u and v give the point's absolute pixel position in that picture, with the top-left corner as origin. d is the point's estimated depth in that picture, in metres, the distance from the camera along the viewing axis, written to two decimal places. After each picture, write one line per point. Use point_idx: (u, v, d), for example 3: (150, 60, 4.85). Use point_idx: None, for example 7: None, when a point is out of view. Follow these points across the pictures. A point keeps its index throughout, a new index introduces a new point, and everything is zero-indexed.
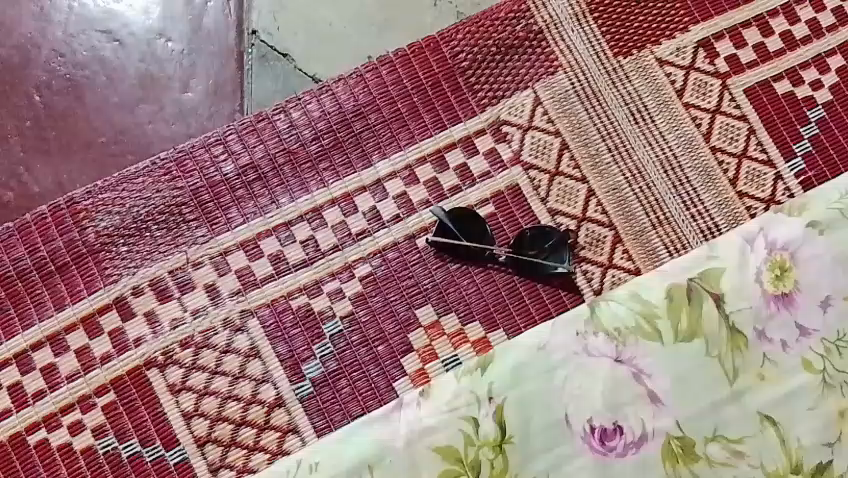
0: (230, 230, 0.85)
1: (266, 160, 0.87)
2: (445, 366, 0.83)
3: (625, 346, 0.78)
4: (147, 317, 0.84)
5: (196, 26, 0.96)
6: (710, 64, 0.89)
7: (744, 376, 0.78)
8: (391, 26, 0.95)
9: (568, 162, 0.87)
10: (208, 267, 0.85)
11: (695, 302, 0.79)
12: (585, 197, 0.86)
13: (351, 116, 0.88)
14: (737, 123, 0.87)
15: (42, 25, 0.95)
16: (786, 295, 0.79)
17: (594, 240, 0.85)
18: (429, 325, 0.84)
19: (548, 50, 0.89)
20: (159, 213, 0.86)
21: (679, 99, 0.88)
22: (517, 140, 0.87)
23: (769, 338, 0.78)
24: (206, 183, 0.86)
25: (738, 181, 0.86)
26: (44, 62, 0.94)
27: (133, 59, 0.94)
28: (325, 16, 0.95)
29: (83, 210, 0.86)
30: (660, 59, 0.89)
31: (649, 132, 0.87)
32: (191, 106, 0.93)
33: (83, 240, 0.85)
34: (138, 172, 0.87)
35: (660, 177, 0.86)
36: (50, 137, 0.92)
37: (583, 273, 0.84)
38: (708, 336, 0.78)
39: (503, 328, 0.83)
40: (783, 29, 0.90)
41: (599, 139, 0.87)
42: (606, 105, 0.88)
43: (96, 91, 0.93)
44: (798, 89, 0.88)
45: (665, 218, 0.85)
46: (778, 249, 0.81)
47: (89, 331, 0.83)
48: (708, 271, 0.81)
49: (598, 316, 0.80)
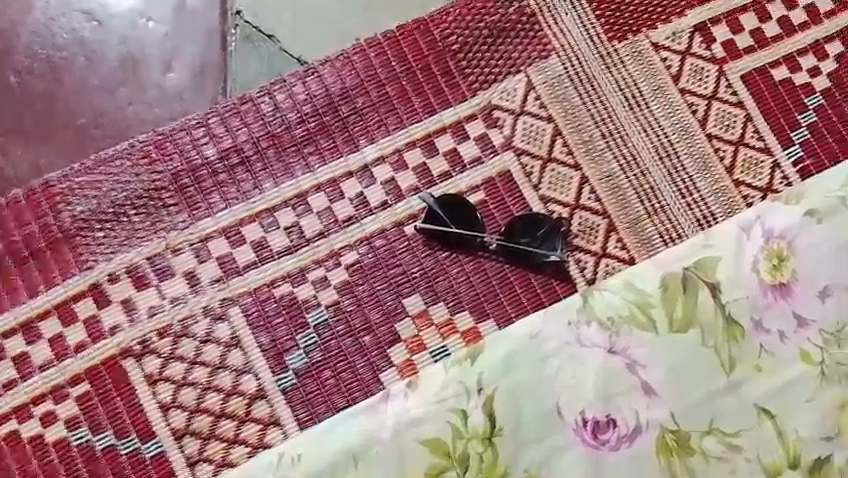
0: (211, 215, 0.82)
1: (250, 143, 0.84)
2: (433, 357, 0.80)
3: (618, 336, 0.76)
4: (124, 304, 0.80)
5: (179, 6, 0.93)
6: (706, 49, 0.87)
7: (741, 367, 0.75)
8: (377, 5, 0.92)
9: (561, 148, 0.84)
10: (188, 254, 0.82)
11: (691, 292, 0.77)
12: (578, 184, 0.84)
13: (338, 99, 0.85)
14: (734, 109, 0.85)
15: (20, 3, 0.92)
16: (783, 285, 0.77)
17: (587, 228, 0.83)
18: (417, 315, 0.81)
19: (541, 34, 0.87)
20: (138, 197, 0.83)
21: (675, 84, 0.86)
22: (509, 125, 0.85)
23: (766, 329, 0.76)
24: (187, 168, 0.84)
25: (735, 168, 0.84)
26: (21, 42, 0.91)
27: (113, 40, 0.91)
28: None
29: (59, 194, 0.83)
30: (655, 44, 0.87)
31: (644, 118, 0.85)
32: (173, 88, 0.90)
33: (58, 224, 0.82)
34: (117, 154, 0.84)
35: (655, 164, 0.84)
36: (26, 118, 0.88)
37: (576, 262, 0.82)
38: (704, 325, 0.76)
39: (494, 318, 0.81)
40: (780, 15, 0.88)
41: (593, 125, 0.85)
42: (600, 91, 0.86)
43: (75, 72, 0.90)
44: (796, 76, 0.87)
45: (660, 206, 0.83)
46: (775, 238, 0.79)
47: (64, 319, 0.80)
48: (704, 260, 0.79)
49: (591, 306, 0.77)
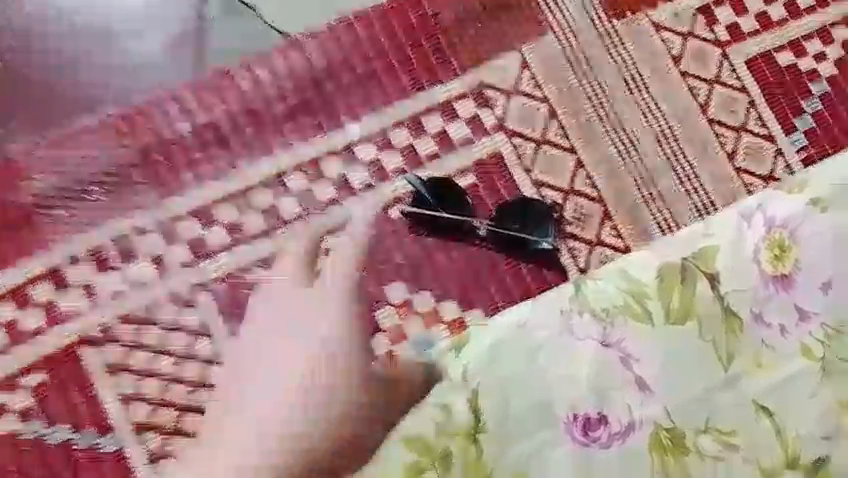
0: (183, 195, 0.78)
1: (226, 119, 0.79)
2: (416, 348, 0.76)
3: (611, 328, 0.72)
4: (88, 288, 0.76)
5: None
6: (710, 31, 0.83)
7: (739, 363, 0.72)
8: None
9: (555, 131, 0.80)
10: (157, 236, 0.77)
11: (689, 283, 0.73)
12: (572, 169, 0.80)
13: (321, 74, 0.81)
14: (737, 94, 0.81)
15: None
16: (785, 276, 0.74)
17: (581, 216, 0.78)
18: (400, 303, 0.77)
19: (536, 11, 0.82)
20: (105, 174, 0.78)
21: (676, 66, 0.82)
22: (500, 106, 0.81)
23: (766, 323, 0.73)
24: (158, 143, 0.79)
25: (737, 156, 0.80)
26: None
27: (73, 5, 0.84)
28: None
29: (20, 169, 0.78)
30: (656, 24, 0.82)
31: (644, 101, 0.81)
32: None
33: (17, 201, 0.77)
34: (83, 129, 0.79)
35: (654, 149, 0.80)
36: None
37: (569, 251, 0.78)
38: (702, 318, 0.72)
39: (481, 307, 0.77)
40: None
41: (590, 107, 0.81)
42: (597, 71, 0.81)
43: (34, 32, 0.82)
44: (801, 61, 0.83)
45: (658, 193, 0.79)
46: (777, 227, 0.75)
47: (24, 301, 0.75)
48: (704, 249, 0.75)
49: (583, 296, 0.74)
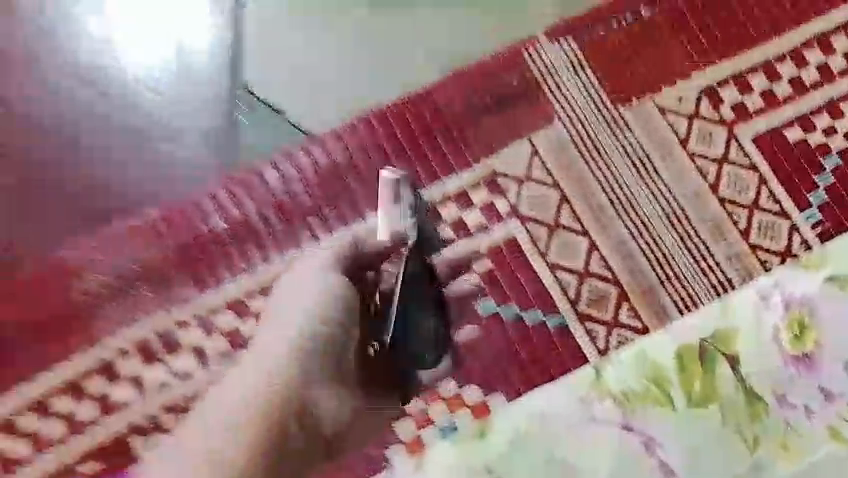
0: (218, 288, 0.83)
1: (257, 216, 0.85)
2: (442, 433, 0.79)
3: (633, 413, 0.72)
4: (134, 381, 0.81)
5: (175, 63, 0.88)
6: (715, 112, 0.85)
7: (766, 446, 0.71)
8: (368, 50, 0.88)
9: (567, 215, 0.83)
10: (195, 328, 0.82)
11: (709, 366, 0.73)
12: (587, 252, 0.82)
13: (343, 169, 0.85)
14: (746, 172, 0.83)
15: (24, 69, 0.87)
16: (806, 357, 0.74)
17: (597, 297, 0.81)
18: (476, 407, 0.80)
19: (544, 101, 0.86)
20: (147, 272, 0.83)
21: (684, 149, 0.84)
22: (514, 192, 0.84)
23: (791, 404, 0.72)
24: (194, 241, 0.84)
25: (751, 232, 0.82)
26: (13, 105, 0.87)
27: (116, 108, 0.87)
28: (301, 58, 0.87)
29: (73, 269, 0.83)
30: (663, 109, 0.85)
31: (653, 184, 0.83)
32: (175, 161, 0.87)
33: (70, 302, 0.82)
34: (126, 230, 0.84)
35: (667, 230, 0.82)
36: (11, 185, 0.85)
37: (588, 332, 0.80)
38: (725, 400, 0.72)
39: (504, 393, 0.80)
40: (793, 76, 0.87)
41: (601, 191, 0.83)
42: (606, 157, 0.84)
43: (67, 131, 0.86)
44: (810, 136, 0.85)
45: (674, 273, 0.81)
46: (797, 304, 0.76)
47: (74, 396, 0.81)
48: (723, 331, 0.76)
49: (600, 380, 0.75)
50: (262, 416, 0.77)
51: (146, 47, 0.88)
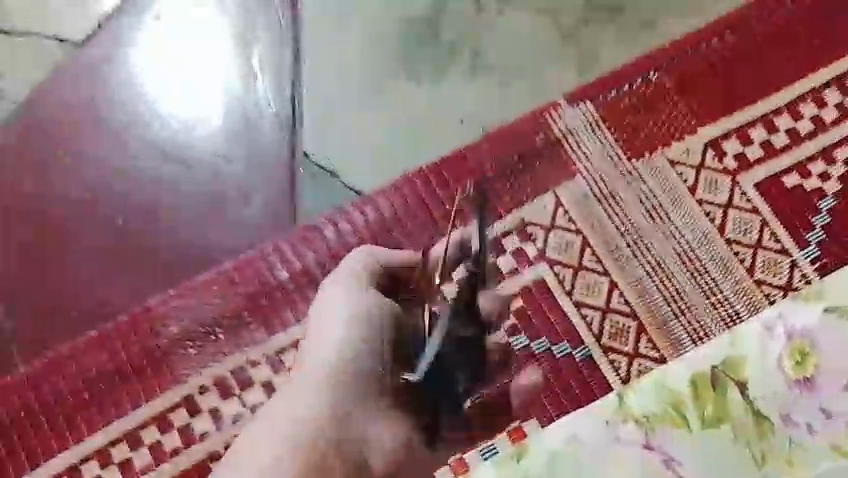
0: (284, 330, 0.95)
1: (316, 266, 0.97)
2: (483, 456, 0.83)
3: (654, 434, 0.82)
4: (212, 413, 0.93)
5: (248, 141, 1.06)
6: (719, 162, 0.96)
7: (774, 461, 0.80)
8: (411, 120, 1.04)
9: (589, 257, 0.94)
10: (264, 366, 0.94)
11: (720, 390, 0.83)
12: (608, 290, 0.92)
13: (390, 223, 0.98)
14: (749, 215, 0.94)
15: (124, 150, 1.07)
16: (807, 381, 0.83)
17: (618, 330, 0.91)
18: (513, 430, 0.86)
19: (565, 157, 0.97)
20: (223, 316, 0.96)
21: (692, 195, 0.95)
22: (541, 238, 0.95)
23: (795, 423, 0.82)
24: (263, 289, 0.97)
25: (755, 269, 0.92)
26: (117, 180, 1.05)
27: (200, 180, 1.05)
28: (355, 131, 1.04)
29: (160, 316, 0.97)
30: (671, 160, 0.96)
31: (665, 227, 0.94)
32: (249, 222, 1.03)
33: (157, 344, 0.95)
34: (205, 281, 0.98)
35: (680, 268, 0.92)
36: (114, 247, 1.03)
37: (611, 362, 0.90)
38: (735, 421, 0.82)
39: (537, 417, 0.89)
40: (788, 127, 0.97)
41: (618, 235, 0.94)
42: (621, 205, 0.95)
43: (159, 200, 1.04)
44: (807, 181, 0.95)
45: (687, 307, 0.91)
46: (798, 334, 0.85)
47: (161, 427, 0.92)
48: (732, 359, 0.84)
49: (624, 405, 0.83)
50: (313, 447, 0.70)
51: (224, 128, 1.07)
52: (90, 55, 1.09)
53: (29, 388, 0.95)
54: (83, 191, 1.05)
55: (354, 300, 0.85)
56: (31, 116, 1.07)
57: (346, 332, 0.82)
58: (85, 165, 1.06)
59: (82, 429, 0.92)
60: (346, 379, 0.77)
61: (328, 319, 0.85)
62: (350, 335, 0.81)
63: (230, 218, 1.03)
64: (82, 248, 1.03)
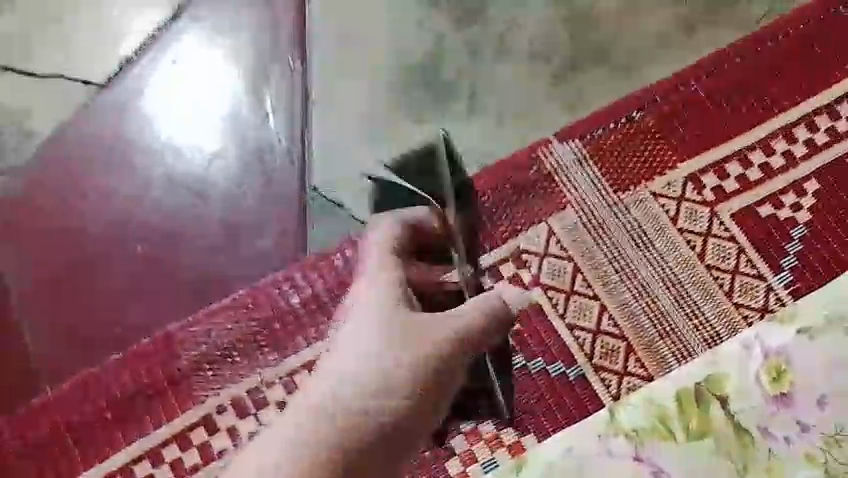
0: (297, 353, 1.02)
1: (326, 292, 1.04)
2: (485, 468, 0.95)
3: (643, 446, 0.88)
4: (229, 431, 0.99)
5: (261, 175, 1.13)
6: (699, 194, 1.04)
7: (754, 471, 0.87)
8: None
9: (581, 282, 1.01)
10: (278, 387, 1.00)
11: (703, 405, 0.90)
12: (598, 313, 1.00)
13: None
14: (727, 243, 1.02)
15: (144, 184, 1.14)
16: (784, 396, 0.90)
17: (608, 351, 0.98)
18: (513, 446, 0.95)
19: (557, 190, 1.05)
20: (239, 340, 1.03)
21: (674, 225, 1.03)
22: (536, 264, 1.02)
23: (773, 435, 0.88)
24: (277, 314, 1.04)
25: (733, 293, 0.99)
26: (138, 213, 1.12)
27: (217, 212, 1.12)
28: (362, 166, 1.12)
29: (180, 340, 1.03)
30: (654, 193, 1.04)
31: (650, 254, 1.01)
32: (263, 252, 1.10)
33: (178, 367, 1.02)
34: (222, 307, 1.05)
35: (664, 292, 1.00)
36: (135, 276, 1.09)
37: (602, 380, 0.97)
38: (718, 434, 0.88)
39: (533, 432, 0.96)
40: (762, 162, 1.06)
41: (607, 262, 1.02)
42: (609, 234, 1.03)
43: (177, 231, 1.11)
44: (780, 211, 1.03)
45: (671, 329, 0.98)
46: (774, 353, 0.92)
47: (181, 445, 0.98)
48: (713, 376, 0.91)
49: (615, 419, 0.90)
50: (317, 457, 0.67)
51: (238, 163, 1.14)
52: (111, 97, 1.17)
53: (56, 409, 1.01)
54: (105, 223, 1.12)
55: (383, 306, 0.82)
56: (56, 153, 1.15)
57: (385, 334, 0.77)
58: (107, 199, 1.13)
59: (108, 447, 0.99)
60: (400, 370, 0.74)
61: (363, 329, 0.79)
62: (391, 335, 0.77)
63: (244, 247, 1.10)
64: (105, 277, 1.09)
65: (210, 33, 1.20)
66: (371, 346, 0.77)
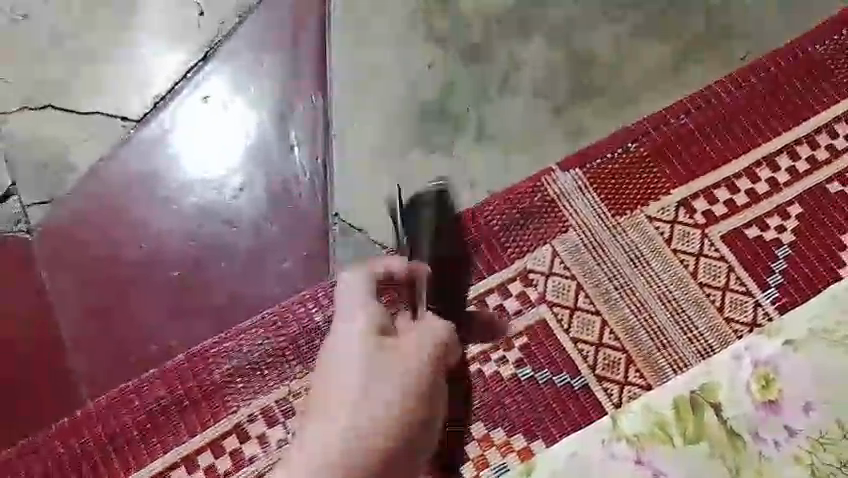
0: None
1: None
2: (496, 472, 1.02)
3: (643, 450, 0.95)
4: (259, 439, 1.08)
5: (286, 203, 1.23)
6: (690, 218, 1.13)
7: (746, 471, 0.94)
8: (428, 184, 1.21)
9: (583, 299, 1.09)
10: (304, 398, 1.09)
11: (698, 412, 0.97)
12: (600, 328, 1.08)
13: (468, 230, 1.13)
14: (717, 262, 1.11)
15: (178, 212, 1.23)
16: (771, 403, 0.98)
17: (610, 362, 1.06)
18: (522, 450, 1.03)
19: (560, 214, 1.14)
20: (269, 355, 1.12)
21: (668, 246, 1.12)
22: (542, 282, 1.11)
23: (763, 439, 0.96)
24: (304, 331, 1.13)
25: (724, 308, 1.08)
26: (173, 240, 1.21)
27: (245, 237, 1.21)
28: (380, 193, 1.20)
29: (213, 356, 1.12)
30: (650, 216, 1.13)
31: (647, 273, 1.10)
32: (289, 273, 1.18)
33: (210, 379, 1.11)
34: (254, 324, 1.14)
35: (661, 308, 1.08)
36: (171, 297, 1.18)
37: (605, 390, 1.05)
38: (711, 438, 0.96)
39: (542, 437, 1.04)
40: (748, 188, 1.15)
41: (607, 280, 1.10)
42: (609, 254, 1.12)
43: (208, 255, 1.20)
44: (765, 233, 1.13)
45: (667, 341, 1.07)
46: (762, 363, 0.99)
47: (215, 452, 1.07)
48: (707, 384, 0.99)
49: (618, 426, 0.97)
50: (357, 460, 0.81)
51: (265, 192, 1.24)
52: (146, 132, 1.27)
53: (98, 421, 1.10)
54: (141, 249, 1.21)
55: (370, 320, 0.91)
56: (95, 186, 1.24)
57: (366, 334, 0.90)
58: (144, 227, 1.22)
59: (146, 454, 1.08)
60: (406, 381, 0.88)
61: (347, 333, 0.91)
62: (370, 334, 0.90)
63: (271, 269, 1.19)
64: (141, 298, 1.18)
65: (236, 72, 1.29)
66: (364, 361, 0.87)
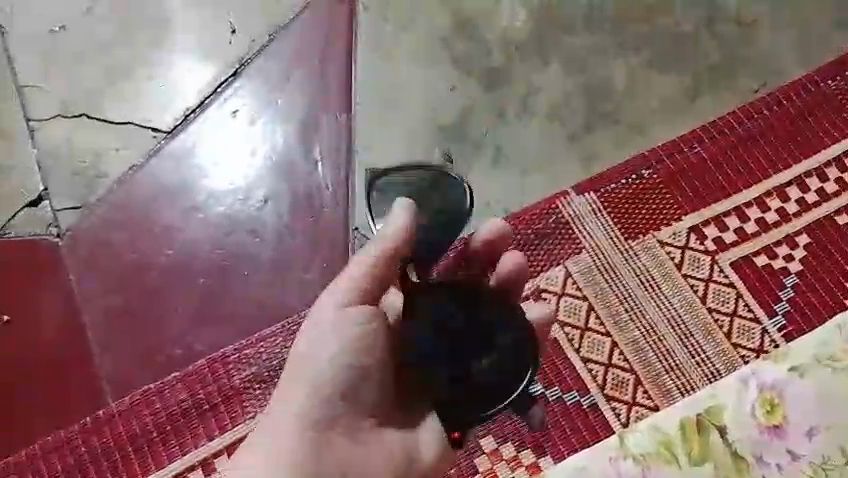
0: None
1: None
2: None
3: (649, 469, 0.97)
4: None
5: (308, 216, 1.27)
6: (701, 244, 1.16)
7: None
8: None
9: (594, 320, 1.12)
10: None
11: (703, 433, 0.99)
12: (610, 348, 1.11)
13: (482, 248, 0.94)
14: (726, 288, 1.14)
15: (203, 220, 1.27)
16: (777, 427, 1.00)
17: (618, 382, 1.09)
18: (530, 465, 1.06)
19: (574, 237, 1.18)
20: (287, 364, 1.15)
21: (679, 271, 1.15)
22: (554, 302, 1.14)
23: (766, 462, 0.99)
24: None
25: (732, 334, 1.11)
26: (197, 248, 1.26)
27: (267, 247, 1.26)
28: None
29: (232, 361, 1.16)
30: (661, 241, 1.17)
31: (657, 297, 1.13)
32: (309, 284, 1.23)
33: (230, 384, 1.15)
34: (273, 332, 1.18)
35: (670, 331, 1.11)
36: (192, 303, 1.22)
37: (613, 409, 1.08)
38: (716, 460, 0.98)
39: (550, 454, 1.06)
40: (758, 217, 1.18)
41: (618, 302, 1.13)
42: (620, 277, 1.15)
43: (231, 264, 1.25)
44: (773, 261, 1.16)
45: (675, 364, 1.09)
46: (768, 387, 1.02)
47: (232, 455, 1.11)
48: (713, 407, 1.01)
49: (624, 444, 0.99)
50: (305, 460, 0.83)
51: (288, 204, 1.28)
52: (175, 143, 1.32)
53: (120, 421, 1.14)
54: (166, 256, 1.25)
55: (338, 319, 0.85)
56: (125, 194, 1.29)
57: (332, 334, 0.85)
58: (170, 235, 1.26)
59: (165, 455, 1.12)
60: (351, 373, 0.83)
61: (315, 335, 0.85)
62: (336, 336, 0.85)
63: (292, 280, 1.23)
64: (165, 304, 1.22)
65: (264, 88, 1.34)
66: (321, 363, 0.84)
